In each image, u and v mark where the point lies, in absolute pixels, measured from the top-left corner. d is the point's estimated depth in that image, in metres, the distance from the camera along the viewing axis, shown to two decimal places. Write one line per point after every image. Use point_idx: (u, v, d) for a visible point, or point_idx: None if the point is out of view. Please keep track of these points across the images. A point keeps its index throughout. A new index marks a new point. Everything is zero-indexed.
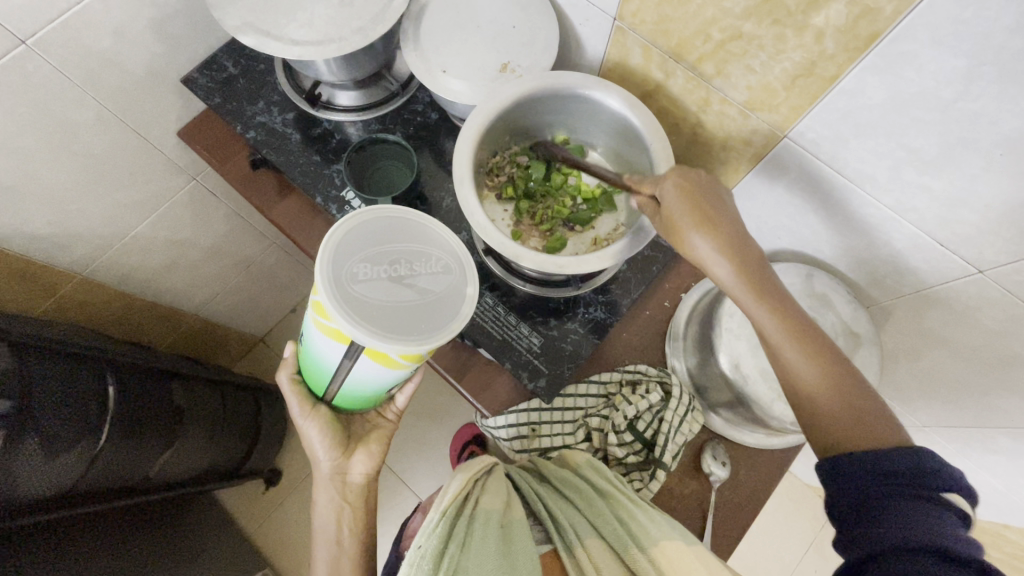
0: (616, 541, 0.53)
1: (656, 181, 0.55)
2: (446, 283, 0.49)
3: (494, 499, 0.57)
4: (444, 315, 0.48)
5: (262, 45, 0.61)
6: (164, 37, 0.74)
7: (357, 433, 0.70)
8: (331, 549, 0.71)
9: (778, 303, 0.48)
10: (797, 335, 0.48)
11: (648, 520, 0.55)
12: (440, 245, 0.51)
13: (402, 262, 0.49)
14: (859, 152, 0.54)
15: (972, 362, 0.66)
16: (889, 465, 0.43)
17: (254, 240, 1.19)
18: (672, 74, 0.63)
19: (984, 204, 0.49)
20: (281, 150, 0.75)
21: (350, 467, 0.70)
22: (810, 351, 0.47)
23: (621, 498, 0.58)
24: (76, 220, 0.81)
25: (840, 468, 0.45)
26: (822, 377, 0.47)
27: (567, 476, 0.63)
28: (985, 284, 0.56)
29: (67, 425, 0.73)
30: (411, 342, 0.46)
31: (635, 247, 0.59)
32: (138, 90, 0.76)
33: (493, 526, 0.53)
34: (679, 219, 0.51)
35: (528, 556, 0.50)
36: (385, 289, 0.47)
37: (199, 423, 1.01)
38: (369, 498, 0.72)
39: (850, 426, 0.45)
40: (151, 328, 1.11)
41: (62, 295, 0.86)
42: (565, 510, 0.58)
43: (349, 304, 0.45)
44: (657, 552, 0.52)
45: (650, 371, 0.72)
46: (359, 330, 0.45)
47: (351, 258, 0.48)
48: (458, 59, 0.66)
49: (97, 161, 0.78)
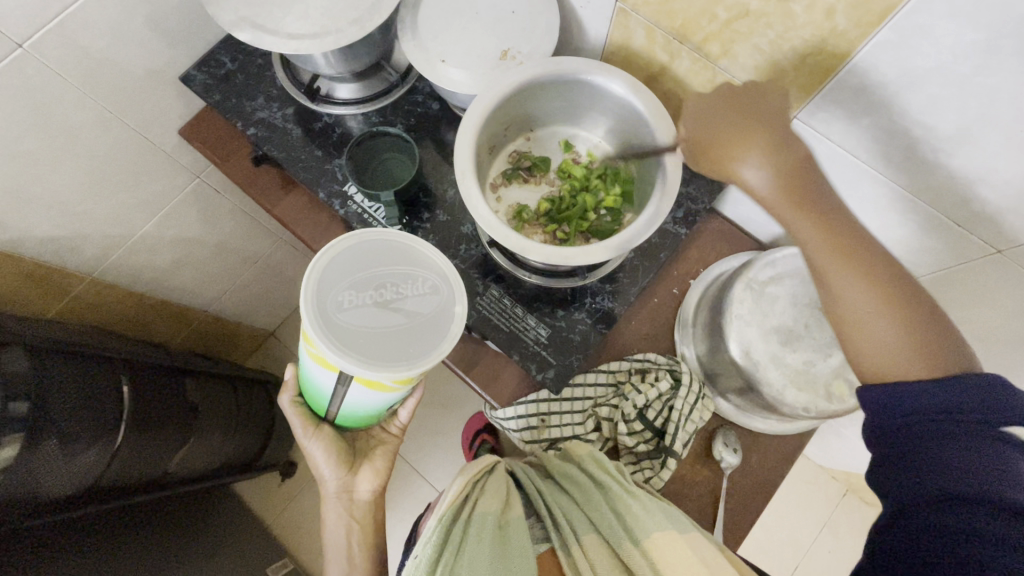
0: (612, 535, 0.53)
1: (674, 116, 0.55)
2: (434, 304, 0.50)
3: (492, 500, 0.58)
4: (432, 337, 0.49)
5: (258, 40, 0.60)
6: (161, 34, 0.73)
7: (361, 450, 0.72)
8: (342, 567, 0.71)
9: (831, 213, 0.47)
10: (844, 240, 0.46)
11: (644, 513, 0.54)
12: (426, 267, 0.51)
13: (387, 287, 0.50)
14: (872, 131, 0.53)
15: (990, 342, 0.65)
16: (947, 398, 0.42)
17: (261, 235, 1.19)
18: (677, 56, 0.61)
19: (1003, 183, 0.48)
20: (282, 146, 0.75)
21: (356, 485, 0.71)
22: (865, 274, 0.45)
23: (618, 491, 0.58)
24: (84, 221, 0.81)
25: (889, 402, 0.44)
26: (884, 290, 0.45)
27: (567, 470, 0.64)
28: (1003, 264, 0.54)
29: (84, 424, 0.74)
30: (399, 366, 0.47)
31: (642, 236, 0.57)
32: (137, 89, 0.76)
33: (489, 526, 0.54)
34: (708, 136, 0.50)
35: (521, 554, 0.51)
36: (370, 316, 0.48)
37: (213, 419, 1.02)
38: (377, 513, 0.74)
39: (911, 335, 0.44)
40: (162, 325, 1.12)
41: (73, 297, 0.87)
42: (564, 507, 0.58)
43: (336, 335, 0.47)
44: (649, 545, 0.51)
45: (659, 360, 0.71)
46: (345, 359, 0.46)
47: (337, 287, 0.49)
48: (457, 47, 0.64)
49: (100, 162, 0.78)
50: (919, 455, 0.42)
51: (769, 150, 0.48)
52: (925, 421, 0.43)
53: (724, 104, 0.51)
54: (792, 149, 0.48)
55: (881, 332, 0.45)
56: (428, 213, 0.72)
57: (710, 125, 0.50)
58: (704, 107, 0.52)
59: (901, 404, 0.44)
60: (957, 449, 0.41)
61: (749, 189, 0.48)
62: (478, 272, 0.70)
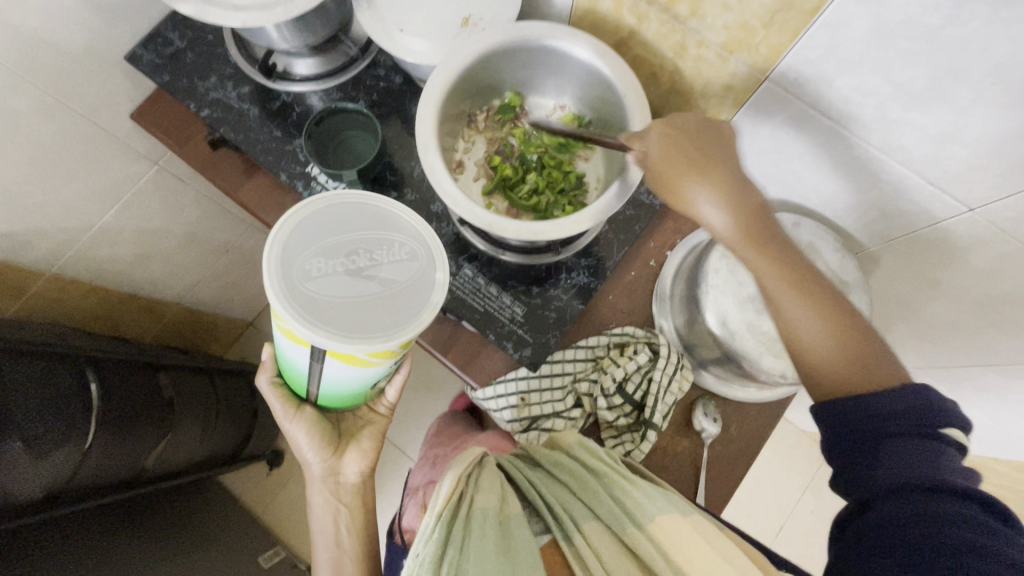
0: (614, 522, 0.53)
1: (641, 136, 0.53)
2: (411, 272, 0.47)
3: (488, 495, 0.57)
4: (410, 306, 0.46)
5: (201, 13, 0.56)
6: (100, 11, 0.68)
7: (347, 431, 0.70)
8: (333, 547, 0.72)
9: (783, 255, 0.47)
10: (791, 273, 0.46)
11: (643, 498, 0.54)
12: (402, 231, 0.49)
13: (360, 255, 0.47)
14: (843, 91, 0.51)
15: (964, 301, 0.65)
16: (894, 406, 0.43)
17: (228, 223, 1.16)
18: (645, 18, 0.59)
19: (973, 140, 0.47)
20: (240, 128, 0.71)
21: (343, 467, 0.70)
22: (811, 303, 0.46)
23: (615, 478, 0.58)
24: (37, 216, 0.77)
25: (855, 411, 0.45)
26: (830, 322, 0.46)
27: (560, 459, 0.63)
28: (975, 223, 0.54)
29: (48, 426, 0.71)
30: (375, 338, 0.45)
31: (618, 202, 0.56)
32: (80, 72, 0.71)
33: (491, 521, 0.53)
34: (669, 172, 0.49)
35: (527, 549, 0.50)
36: (341, 285, 0.45)
37: (191, 411, 1.00)
38: (365, 495, 0.73)
39: (851, 360, 0.45)
40: (131, 320, 1.09)
41: (32, 294, 0.84)
42: (561, 496, 0.57)
43: (305, 306, 0.45)
44: (656, 530, 0.51)
45: (636, 333, 0.71)
46: (315, 333, 0.44)
47: (304, 256, 0.46)
48: (415, 15, 0.61)
49: (48, 152, 0.74)
50: (876, 457, 0.43)
51: (725, 190, 0.47)
52: (878, 426, 0.43)
53: (692, 137, 0.49)
54: (738, 177, 0.48)
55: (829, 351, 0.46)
56: (397, 192, 0.70)
57: (662, 165, 0.49)
58: (657, 141, 0.50)
59: (848, 414, 0.45)
60: (908, 451, 0.42)
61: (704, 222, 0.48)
62: (451, 251, 0.68)
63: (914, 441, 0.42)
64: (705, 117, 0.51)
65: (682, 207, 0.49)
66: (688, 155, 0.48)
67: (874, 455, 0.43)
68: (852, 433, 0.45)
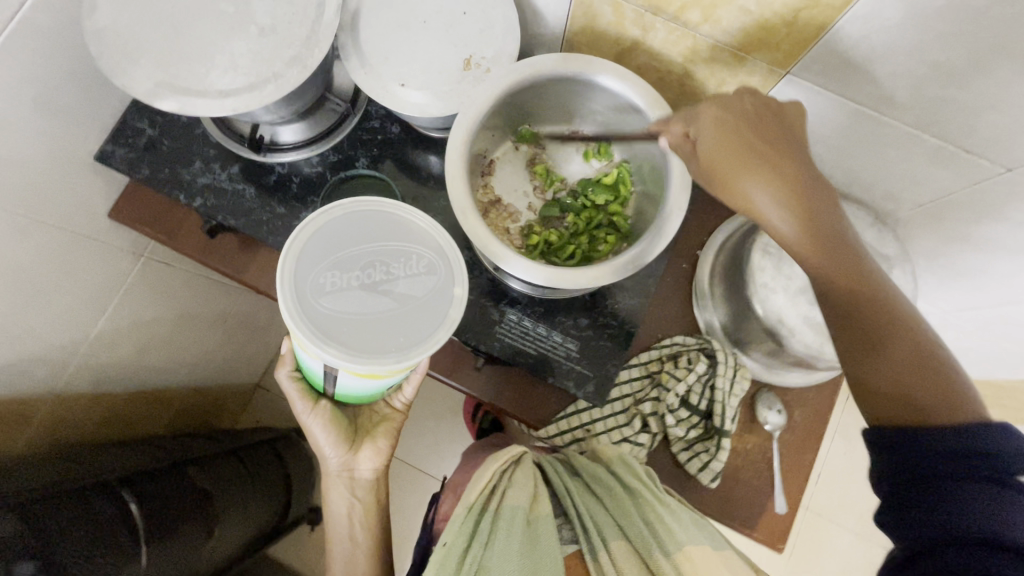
0: (638, 541, 0.50)
1: (688, 118, 0.50)
2: (429, 286, 0.45)
3: (521, 493, 0.55)
4: (426, 322, 0.45)
5: (187, 107, 0.51)
6: (59, 113, 0.62)
7: (362, 426, 0.66)
8: (345, 540, 0.71)
9: (853, 265, 0.44)
10: (863, 286, 0.43)
11: (675, 524, 0.51)
12: (421, 242, 0.47)
13: (376, 266, 0.45)
14: (875, 76, 0.50)
15: (998, 254, 0.65)
16: (965, 442, 0.38)
17: (220, 294, 1.08)
18: (651, 29, 0.57)
19: (1017, 107, 0.47)
20: (239, 211, 0.67)
21: (357, 464, 0.67)
22: (887, 324, 0.43)
23: (651, 499, 0.54)
24: (29, 342, 0.69)
25: (912, 443, 0.40)
26: (911, 346, 0.42)
27: (598, 471, 0.61)
28: (1013, 181, 0.54)
29: (97, 567, 0.66)
30: (387, 356, 0.43)
31: (670, 229, 0.54)
32: (50, 182, 0.64)
33: (518, 523, 0.52)
34: (725, 165, 0.46)
35: (550, 557, 0.48)
36: (355, 300, 0.44)
37: (231, 496, 0.94)
38: (379, 491, 0.70)
39: (922, 381, 0.41)
40: (143, 416, 0.99)
41: (39, 423, 0.75)
42: (594, 509, 0.55)
43: (317, 322, 0.43)
44: (681, 557, 0.47)
45: (688, 342, 0.70)
46: (325, 351, 0.43)
47: (318, 268, 0.45)
48: (413, 66, 0.58)
49: (35, 273, 0.67)
50: (935, 496, 0.38)
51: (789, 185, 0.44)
52: (933, 465, 0.39)
53: (757, 124, 0.47)
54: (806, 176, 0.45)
55: (899, 369, 0.42)
56: None
57: (714, 153, 0.46)
58: (708, 127, 0.47)
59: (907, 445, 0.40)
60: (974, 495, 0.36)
61: (765, 219, 0.45)
62: (490, 299, 0.65)
63: (982, 485, 0.37)
64: (766, 106, 0.48)
65: (740, 205, 0.46)
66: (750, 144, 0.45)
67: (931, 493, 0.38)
68: (904, 468, 0.40)
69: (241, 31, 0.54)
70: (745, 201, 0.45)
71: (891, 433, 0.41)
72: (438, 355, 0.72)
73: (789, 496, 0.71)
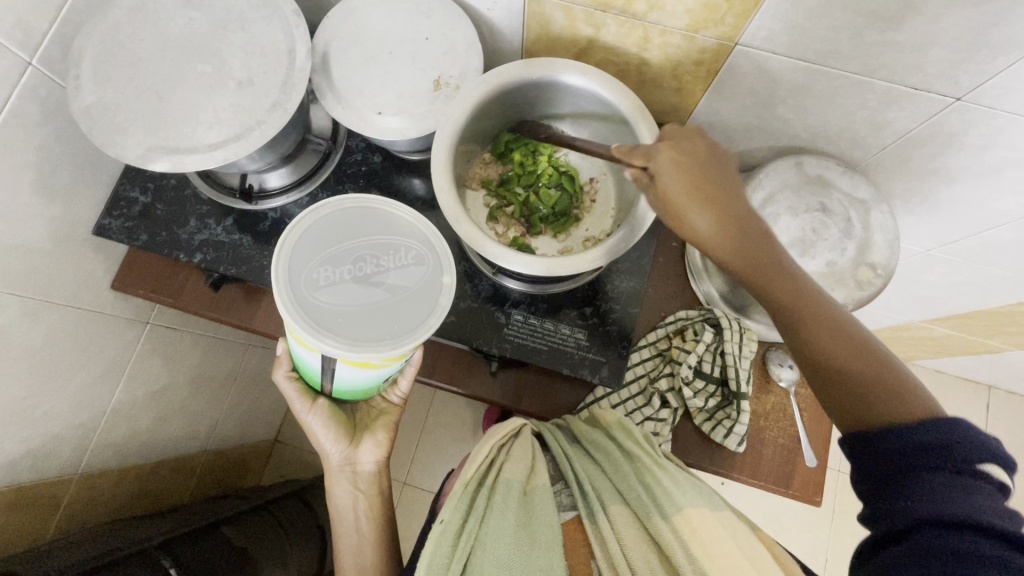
0: (640, 510, 0.52)
1: (647, 155, 0.52)
2: (418, 276, 0.47)
3: (517, 465, 0.57)
4: (419, 311, 0.46)
5: (181, 164, 0.54)
6: (55, 194, 0.63)
7: (361, 421, 0.67)
8: (351, 535, 0.68)
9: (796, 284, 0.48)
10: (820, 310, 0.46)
11: (673, 487, 0.53)
12: (408, 234, 0.49)
13: (367, 260, 0.47)
14: (818, 33, 0.54)
15: (965, 183, 0.68)
16: (923, 441, 0.40)
17: (232, 351, 1.07)
18: (603, 25, 0.61)
19: (951, 39, 0.50)
20: (239, 260, 0.68)
21: (359, 457, 0.66)
22: (839, 338, 0.45)
23: (649, 464, 0.57)
24: (47, 423, 0.69)
25: (882, 453, 0.42)
26: (862, 360, 0.44)
27: (597, 437, 0.62)
28: (966, 109, 0.57)
29: None
30: (383, 344, 0.45)
31: (644, 223, 0.56)
32: (53, 262, 0.66)
33: (514, 495, 0.53)
34: (680, 200, 0.49)
35: (547, 524, 0.50)
36: (349, 292, 0.45)
37: (269, 553, 0.90)
38: (383, 484, 0.69)
39: (868, 389, 0.43)
40: (168, 487, 0.98)
41: (67, 503, 0.75)
42: (592, 474, 0.57)
43: (313, 315, 0.45)
44: (680, 520, 0.50)
45: (691, 314, 0.72)
46: (323, 342, 0.44)
47: (310, 264, 0.46)
48: (388, 94, 0.61)
49: (48, 354, 0.67)
50: (897, 495, 0.40)
51: (726, 219, 0.48)
52: (905, 465, 0.40)
53: (695, 170, 0.50)
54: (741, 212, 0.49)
55: (855, 371, 0.44)
56: None
57: (675, 192, 0.49)
58: (669, 166, 0.50)
59: (875, 450, 0.42)
60: (937, 490, 0.38)
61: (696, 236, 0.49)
62: (494, 304, 0.67)
63: (947, 479, 0.39)
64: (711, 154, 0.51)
65: (691, 232, 0.49)
66: (705, 190, 0.49)
67: (896, 494, 0.40)
68: (877, 475, 0.42)
69: (221, 87, 0.57)
70: (692, 234, 0.49)
71: (869, 436, 0.43)
72: (451, 365, 0.74)
73: (816, 451, 0.72)
